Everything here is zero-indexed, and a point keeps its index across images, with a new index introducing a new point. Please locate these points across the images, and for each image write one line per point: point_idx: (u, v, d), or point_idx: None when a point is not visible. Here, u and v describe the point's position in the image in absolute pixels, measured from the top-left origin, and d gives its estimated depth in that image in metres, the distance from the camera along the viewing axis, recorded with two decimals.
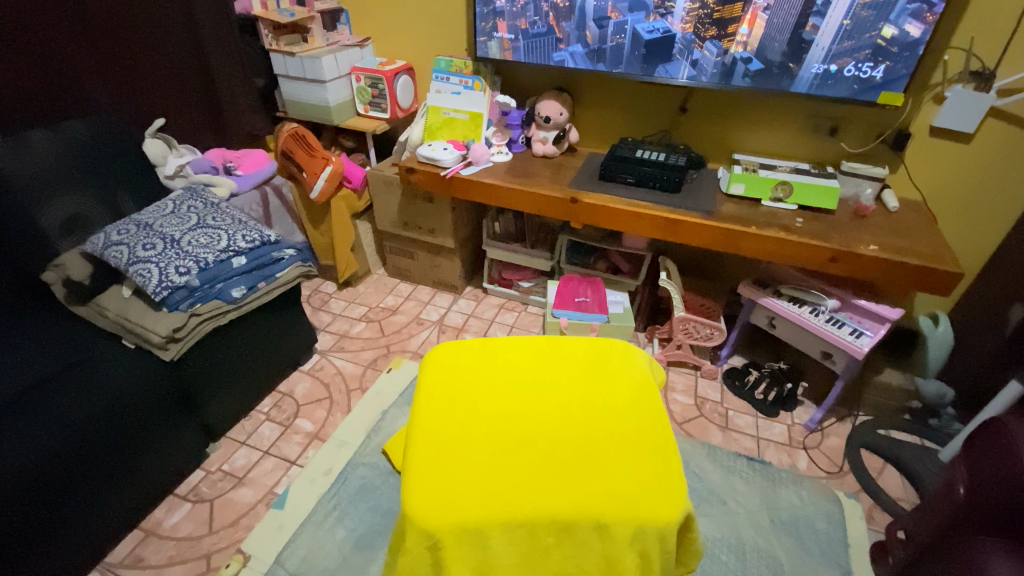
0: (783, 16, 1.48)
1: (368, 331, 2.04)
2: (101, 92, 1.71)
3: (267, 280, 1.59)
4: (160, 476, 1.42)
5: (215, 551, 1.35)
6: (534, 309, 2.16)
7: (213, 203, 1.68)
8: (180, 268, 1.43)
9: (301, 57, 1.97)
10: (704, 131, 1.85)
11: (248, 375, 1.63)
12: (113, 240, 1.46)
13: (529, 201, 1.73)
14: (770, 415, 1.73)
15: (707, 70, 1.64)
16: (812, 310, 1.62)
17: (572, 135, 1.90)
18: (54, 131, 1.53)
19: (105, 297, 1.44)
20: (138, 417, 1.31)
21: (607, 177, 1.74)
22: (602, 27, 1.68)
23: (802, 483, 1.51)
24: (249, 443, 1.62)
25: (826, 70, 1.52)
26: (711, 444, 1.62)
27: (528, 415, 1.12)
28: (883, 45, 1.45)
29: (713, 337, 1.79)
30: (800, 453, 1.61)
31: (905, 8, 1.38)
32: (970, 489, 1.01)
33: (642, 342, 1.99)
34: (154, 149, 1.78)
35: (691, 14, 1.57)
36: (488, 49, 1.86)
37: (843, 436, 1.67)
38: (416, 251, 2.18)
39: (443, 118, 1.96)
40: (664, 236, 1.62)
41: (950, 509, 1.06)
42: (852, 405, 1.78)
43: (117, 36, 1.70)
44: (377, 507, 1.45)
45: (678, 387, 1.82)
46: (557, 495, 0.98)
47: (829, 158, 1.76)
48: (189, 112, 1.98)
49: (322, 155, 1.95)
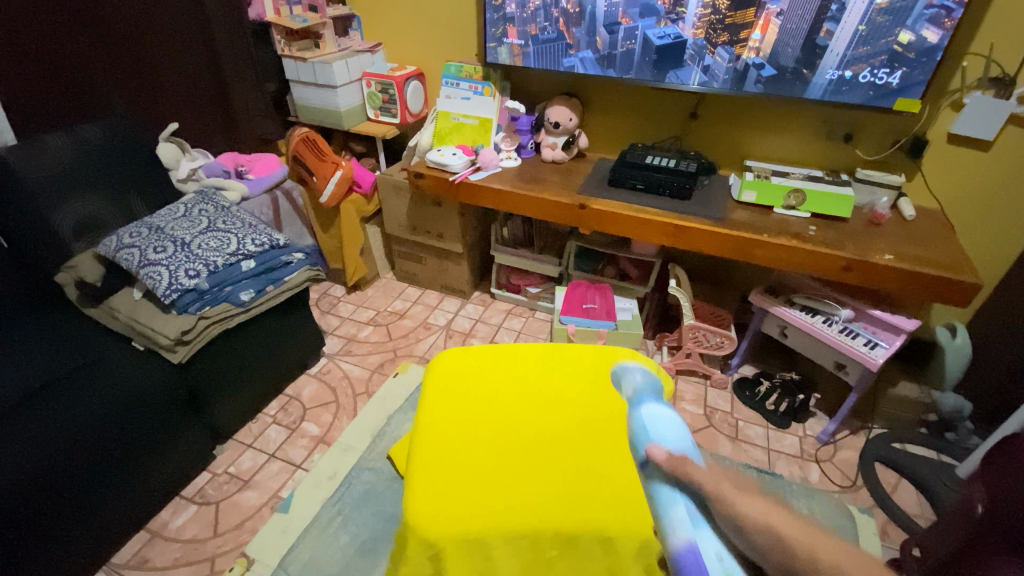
0: (796, 21, 1.46)
1: (375, 335, 2.04)
2: (116, 96, 1.74)
3: (275, 284, 1.60)
4: (167, 478, 1.43)
5: (219, 554, 1.35)
6: (542, 315, 2.15)
7: (224, 207, 1.69)
8: (190, 271, 1.44)
9: (313, 62, 1.98)
10: (715, 137, 1.83)
11: (255, 378, 1.64)
12: (125, 243, 1.48)
13: (537, 206, 1.72)
14: (781, 426, 1.70)
15: (718, 76, 1.62)
16: (826, 320, 1.59)
17: (582, 141, 1.89)
18: (69, 136, 1.56)
19: (116, 299, 1.46)
20: (146, 419, 1.32)
21: (616, 183, 1.73)
22: (613, 33, 1.67)
23: (813, 497, 1.48)
24: (255, 446, 1.62)
25: (841, 76, 1.49)
26: (720, 455, 1.59)
27: (532, 423, 1.10)
28: (899, 51, 1.42)
29: (723, 346, 1.76)
30: (811, 466, 1.58)
31: (923, 13, 1.36)
32: (989, 508, 0.98)
33: (651, 350, 1.96)
34: (166, 153, 1.81)
35: (703, 19, 1.55)
36: (498, 54, 1.85)
37: (856, 449, 1.64)
38: (425, 255, 2.18)
39: (452, 123, 1.96)
40: (673, 243, 1.60)
41: (968, 528, 1.03)
42: (865, 417, 1.74)
43: (132, 43, 1.73)
44: (381, 512, 1.45)
45: (687, 396, 1.79)
46: (561, 505, 0.96)
47: (842, 165, 1.72)
48: (202, 116, 2.00)
49: (332, 159, 1.96)
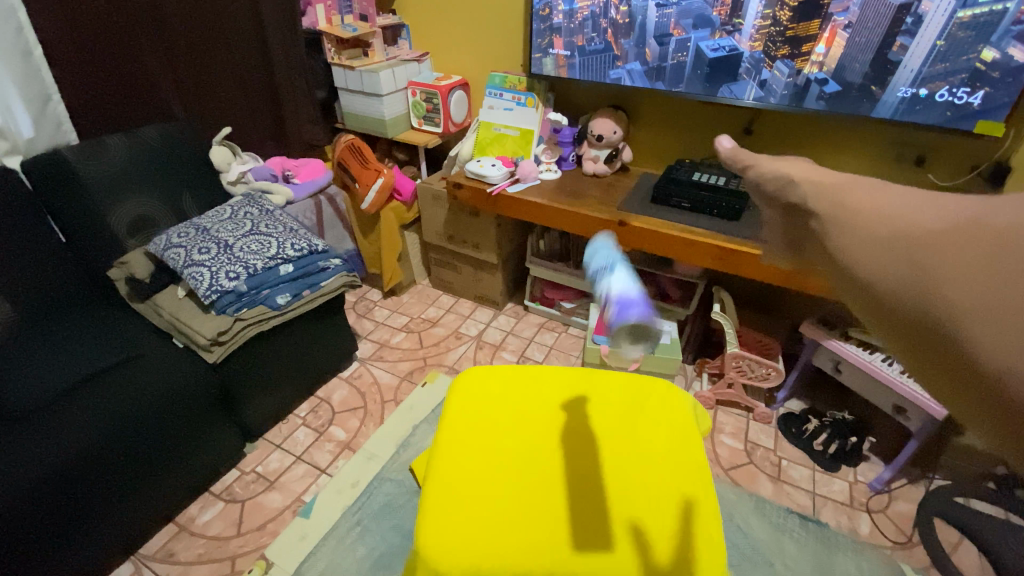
0: (866, 35, 1.35)
1: (407, 342, 2.04)
2: (176, 101, 1.82)
3: (311, 289, 1.62)
4: (198, 473, 1.46)
5: (240, 554, 1.37)
6: (576, 331, 2.09)
7: (268, 210, 1.74)
8: (230, 274, 1.48)
9: (361, 71, 2.02)
10: (771, 155, 1.72)
11: (288, 380, 1.66)
12: (172, 242, 1.53)
13: (576, 221, 1.67)
14: (829, 469, 1.56)
15: (776, 91, 1.52)
16: (887, 359, 1.46)
17: (626, 155, 1.83)
18: (129, 138, 1.67)
19: (162, 297, 1.52)
20: (182, 416, 1.36)
21: (660, 201, 1.66)
22: (664, 44, 1.60)
23: (862, 553, 1.35)
24: (283, 447, 1.64)
25: (915, 94, 1.37)
26: (759, 496, 1.49)
27: (555, 455, 1.06)
28: (982, 70, 1.28)
29: (769, 378, 1.64)
30: (861, 517, 1.44)
31: (1010, 29, 1.22)
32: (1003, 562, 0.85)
33: (689, 376, 1.87)
34: (218, 156, 1.85)
35: (762, 31, 1.46)
36: (544, 65, 1.82)
37: (914, 502, 1.47)
38: (460, 265, 2.17)
39: (494, 133, 1.95)
40: (718, 266, 1.51)
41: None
42: (927, 466, 1.56)
43: (194, 52, 1.81)
44: (399, 527, 1.43)
45: (727, 429, 1.68)
46: (578, 546, 0.91)
47: (912, 190, 1.58)
48: (256, 121, 2.07)
49: (375, 166, 1.97)
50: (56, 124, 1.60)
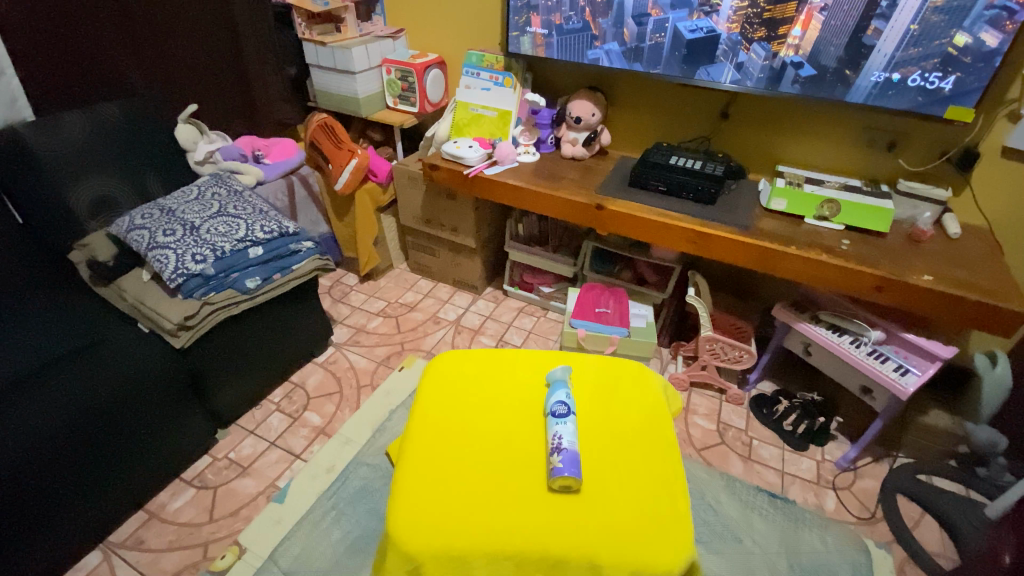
0: (842, 18, 1.35)
1: (384, 326, 2.02)
2: (137, 77, 1.75)
3: (282, 272, 1.58)
4: (168, 460, 1.44)
5: (212, 540, 1.35)
6: (554, 315, 2.09)
7: (236, 190, 1.68)
8: (197, 256, 1.44)
9: (333, 47, 1.95)
10: (747, 138, 1.72)
11: (261, 365, 1.63)
12: (136, 224, 1.48)
13: (554, 205, 1.65)
14: (798, 448, 1.60)
15: (752, 74, 1.52)
16: (854, 341, 1.49)
17: (605, 138, 1.82)
18: (87, 113, 1.59)
19: (126, 281, 1.47)
20: (148, 403, 1.33)
21: (637, 184, 1.65)
22: (641, 25, 1.58)
23: (828, 527, 1.40)
24: (257, 433, 1.62)
25: (888, 79, 1.38)
26: (730, 475, 1.52)
27: (528, 438, 1.06)
28: (954, 54, 1.30)
29: (742, 360, 1.67)
30: (827, 493, 1.49)
31: (982, 14, 1.24)
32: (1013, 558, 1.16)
33: (665, 360, 1.90)
34: (183, 135, 1.79)
35: (739, 13, 1.45)
36: (521, 44, 1.79)
37: (877, 478, 1.53)
38: (438, 248, 2.15)
39: (471, 114, 1.90)
40: (694, 250, 1.52)
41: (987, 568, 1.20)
42: (891, 445, 1.62)
43: (156, 26, 1.74)
44: (375, 510, 1.43)
45: (700, 411, 1.71)
46: (551, 527, 0.91)
47: (882, 174, 1.61)
48: (223, 99, 2.00)
49: (348, 147, 1.91)
50: (11, 100, 1.52)
